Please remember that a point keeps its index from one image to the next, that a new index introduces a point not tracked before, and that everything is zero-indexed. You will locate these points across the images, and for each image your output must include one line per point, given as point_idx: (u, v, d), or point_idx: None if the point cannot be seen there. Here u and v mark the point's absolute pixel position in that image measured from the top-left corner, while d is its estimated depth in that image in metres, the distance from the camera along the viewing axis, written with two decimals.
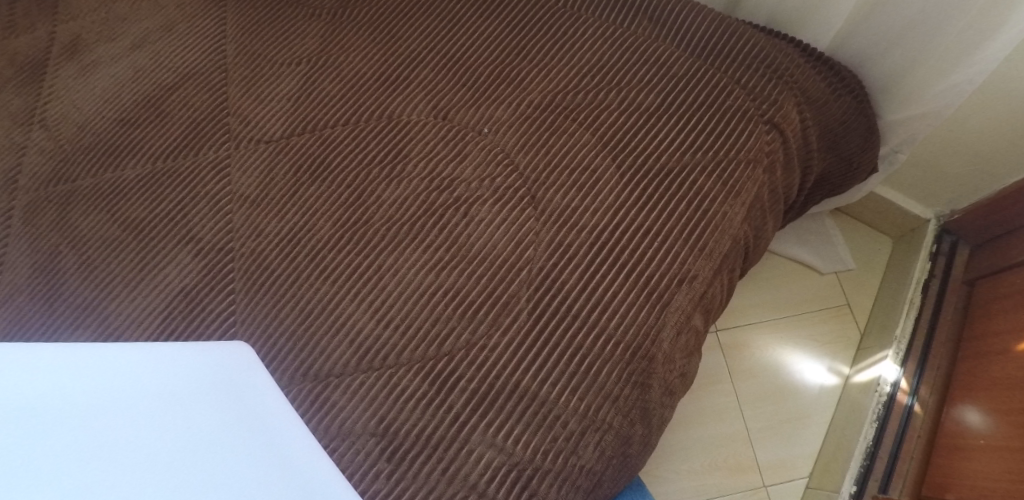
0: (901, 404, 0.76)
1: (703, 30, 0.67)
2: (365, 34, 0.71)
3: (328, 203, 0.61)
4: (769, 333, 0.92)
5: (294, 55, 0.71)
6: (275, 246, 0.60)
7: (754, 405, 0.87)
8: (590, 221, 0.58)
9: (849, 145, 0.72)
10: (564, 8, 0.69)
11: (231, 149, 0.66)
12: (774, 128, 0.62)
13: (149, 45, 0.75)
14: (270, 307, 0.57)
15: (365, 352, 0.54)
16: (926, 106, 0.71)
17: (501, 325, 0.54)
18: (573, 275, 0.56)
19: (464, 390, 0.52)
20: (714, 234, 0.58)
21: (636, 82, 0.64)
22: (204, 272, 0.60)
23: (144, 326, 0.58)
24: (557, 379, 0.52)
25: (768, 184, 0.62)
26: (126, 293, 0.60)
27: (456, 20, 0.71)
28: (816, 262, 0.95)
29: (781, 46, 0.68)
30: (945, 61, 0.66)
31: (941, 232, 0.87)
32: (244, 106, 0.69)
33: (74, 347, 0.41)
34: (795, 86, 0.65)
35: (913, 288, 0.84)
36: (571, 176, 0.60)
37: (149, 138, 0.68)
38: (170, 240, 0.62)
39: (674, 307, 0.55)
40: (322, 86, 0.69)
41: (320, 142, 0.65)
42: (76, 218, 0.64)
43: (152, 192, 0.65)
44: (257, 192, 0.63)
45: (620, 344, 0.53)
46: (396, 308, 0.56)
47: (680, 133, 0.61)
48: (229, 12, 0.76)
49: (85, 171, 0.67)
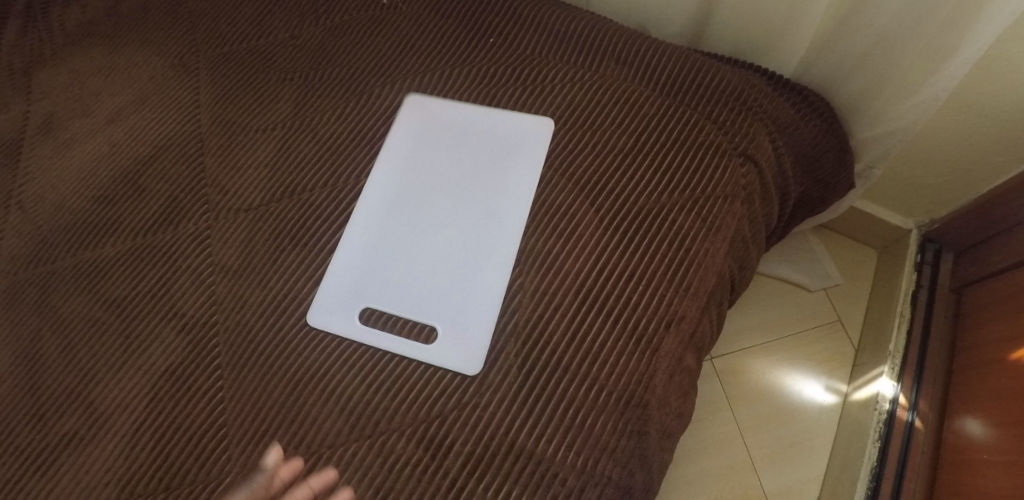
0: (902, 420, 0.76)
1: (670, 68, 0.67)
2: (337, 93, 0.70)
3: (314, 274, 0.60)
4: (764, 356, 0.92)
5: (269, 120, 0.69)
6: (259, 317, 0.59)
7: (755, 431, 0.87)
8: (573, 269, 0.58)
9: (823, 167, 0.73)
10: (532, 56, 0.70)
11: (211, 219, 0.64)
12: (748, 159, 0.63)
13: (125, 120, 0.72)
14: (260, 380, 0.56)
15: (355, 420, 0.54)
16: (896, 123, 0.72)
17: (490, 383, 0.54)
18: (560, 326, 0.55)
19: (459, 452, 0.51)
20: (698, 272, 0.58)
21: (608, 124, 0.64)
22: (190, 349, 0.58)
23: (131, 409, 0.57)
24: (553, 436, 0.52)
25: (747, 215, 0.62)
26: (112, 376, 0.58)
27: (428, 74, 0.70)
28: (804, 280, 0.96)
29: (747, 76, 0.69)
30: (909, 79, 0.67)
31: (924, 242, 0.88)
32: (223, 176, 0.66)
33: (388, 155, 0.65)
34: (764, 116, 0.66)
35: (902, 300, 0.85)
36: (551, 223, 0.60)
37: (128, 214, 0.66)
38: (153, 317, 0.60)
39: (664, 351, 0.55)
40: (298, 149, 0.67)
41: (301, 207, 0.63)
42: (55, 301, 0.63)
43: (132, 270, 0.63)
44: (238, 263, 0.61)
45: (613, 394, 0.53)
46: (384, 374, 0.55)
47: (655, 173, 0.61)
48: (202, 80, 0.73)
49: (64, 252, 0.65)
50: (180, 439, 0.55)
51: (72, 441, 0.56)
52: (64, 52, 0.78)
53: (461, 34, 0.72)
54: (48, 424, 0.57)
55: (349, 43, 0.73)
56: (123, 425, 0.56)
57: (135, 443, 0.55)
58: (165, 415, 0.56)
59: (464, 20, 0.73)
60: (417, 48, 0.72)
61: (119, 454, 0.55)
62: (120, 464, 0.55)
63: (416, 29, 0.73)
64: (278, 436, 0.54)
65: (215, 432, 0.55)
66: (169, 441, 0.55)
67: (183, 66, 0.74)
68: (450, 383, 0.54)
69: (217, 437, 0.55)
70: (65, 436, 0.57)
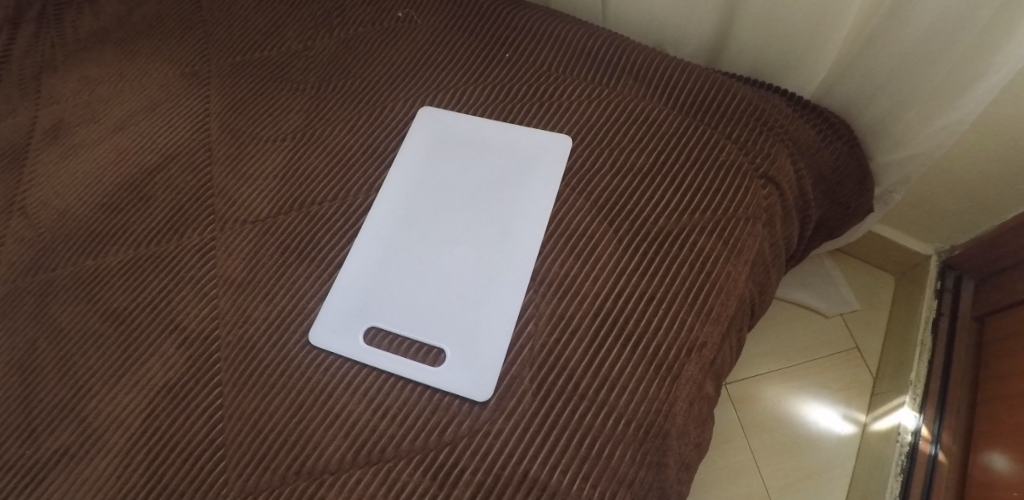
0: (925, 453, 0.75)
1: (691, 86, 0.66)
2: (349, 106, 0.68)
3: (322, 290, 0.58)
4: (781, 384, 0.91)
5: (279, 131, 0.68)
6: (264, 333, 0.56)
7: (771, 461, 0.86)
8: (591, 291, 0.56)
9: (844, 190, 0.72)
10: (549, 72, 0.68)
11: (217, 230, 0.62)
12: (770, 181, 0.61)
13: (132, 127, 0.70)
14: (262, 399, 0.54)
15: (358, 445, 0.51)
16: (917, 147, 0.71)
17: (505, 408, 0.52)
18: (576, 351, 0.53)
19: (469, 483, 0.49)
20: (720, 296, 0.56)
21: (626, 142, 0.63)
22: (190, 365, 0.56)
23: (127, 426, 0.54)
24: (567, 466, 0.50)
25: (768, 238, 0.61)
26: (107, 391, 0.56)
27: (443, 88, 0.69)
28: (821, 305, 0.95)
29: (768, 97, 0.68)
30: (933, 104, 0.67)
31: (944, 268, 0.87)
32: (230, 186, 0.65)
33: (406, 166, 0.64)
34: (786, 137, 0.64)
35: (922, 329, 0.84)
36: (567, 242, 0.58)
37: (132, 222, 0.64)
38: (153, 330, 0.58)
39: (685, 379, 0.53)
40: (309, 161, 0.65)
41: (309, 220, 0.61)
42: (53, 311, 0.60)
43: (132, 279, 0.61)
44: (244, 275, 0.59)
45: (631, 423, 0.51)
46: (392, 397, 0.53)
47: (675, 193, 0.60)
48: (213, 89, 0.71)
49: (64, 260, 0.63)
50: (176, 460, 0.52)
51: (63, 457, 0.54)
52: (74, 57, 0.77)
53: (477, 49, 0.71)
54: (40, 439, 0.55)
55: (363, 56, 0.72)
56: (117, 443, 0.54)
57: (129, 462, 0.53)
58: (162, 433, 0.54)
59: (480, 34, 0.72)
60: (432, 62, 0.70)
61: (111, 473, 0.53)
62: (112, 483, 0.52)
63: (431, 43, 0.72)
64: (279, 460, 0.52)
65: (213, 452, 0.52)
66: (165, 461, 0.53)
67: (194, 74, 0.73)
68: (459, 409, 0.52)
69: (215, 458, 0.52)
70: (56, 452, 0.54)
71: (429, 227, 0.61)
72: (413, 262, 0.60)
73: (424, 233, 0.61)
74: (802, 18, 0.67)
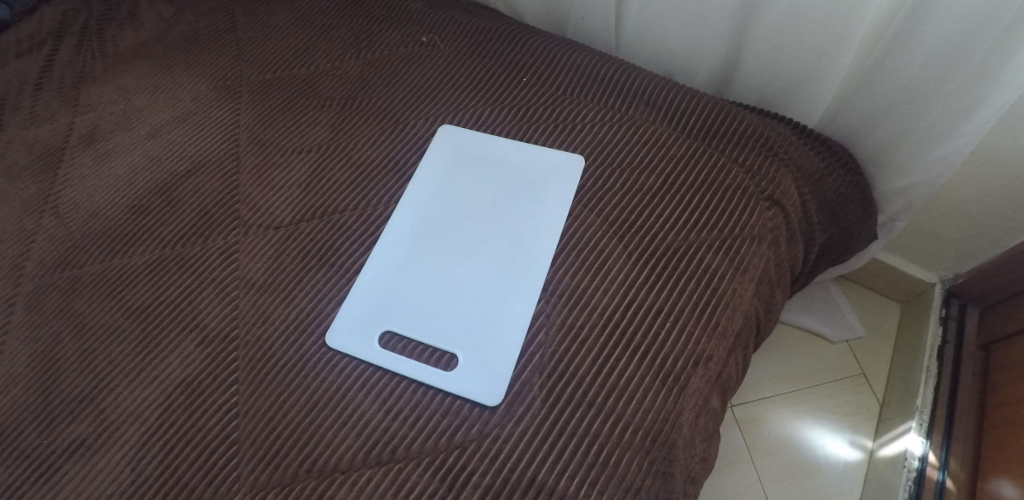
0: (931, 479, 0.75)
1: (700, 112, 0.69)
2: (373, 122, 0.71)
3: (340, 294, 0.60)
4: (786, 408, 0.92)
5: (305, 143, 0.71)
6: (282, 334, 0.58)
7: (778, 484, 0.86)
8: (601, 301, 0.57)
9: (848, 216, 0.74)
10: (564, 95, 0.71)
11: (241, 235, 0.64)
12: (775, 204, 0.63)
13: (165, 135, 0.74)
14: (277, 397, 0.55)
15: (369, 445, 0.52)
16: (918, 176, 0.74)
17: (514, 414, 0.53)
18: (584, 361, 0.55)
19: (477, 485, 0.50)
20: (726, 311, 0.57)
21: (637, 163, 0.65)
22: (208, 362, 0.57)
23: (142, 419, 0.55)
24: (575, 471, 0.50)
25: (773, 258, 0.62)
26: (126, 385, 0.57)
27: (463, 108, 0.72)
28: (827, 331, 0.96)
29: (773, 124, 0.70)
30: (933, 135, 0.69)
31: (948, 297, 0.88)
32: (255, 193, 0.67)
33: (428, 181, 0.67)
34: (791, 163, 0.67)
35: (928, 356, 0.85)
36: (578, 255, 0.60)
37: (159, 224, 0.66)
38: (174, 327, 0.60)
39: (692, 390, 0.54)
40: (332, 173, 0.67)
41: (329, 227, 0.64)
42: (79, 306, 0.62)
43: (157, 279, 0.63)
44: (265, 277, 0.61)
45: (639, 431, 0.52)
46: (404, 399, 0.54)
47: (683, 211, 0.62)
48: (244, 104, 0.75)
49: (92, 258, 0.65)
50: (189, 454, 0.53)
51: (78, 449, 0.55)
52: (113, 69, 0.81)
53: (496, 73, 0.74)
54: (58, 429, 0.56)
55: (387, 76, 0.75)
56: (134, 436, 0.55)
57: (143, 456, 0.54)
58: (178, 427, 0.55)
59: (499, 58, 0.75)
60: (453, 84, 0.74)
61: (125, 466, 0.53)
62: (126, 476, 0.53)
63: (452, 66, 0.75)
64: (291, 459, 0.52)
65: (226, 449, 0.53)
66: (180, 455, 0.54)
67: (227, 89, 0.77)
68: (469, 413, 0.53)
69: (228, 454, 0.53)
70: (73, 444, 0.55)
71: (451, 239, 0.63)
72: (433, 270, 0.61)
73: (445, 245, 0.63)
74: (808, 50, 0.70)
